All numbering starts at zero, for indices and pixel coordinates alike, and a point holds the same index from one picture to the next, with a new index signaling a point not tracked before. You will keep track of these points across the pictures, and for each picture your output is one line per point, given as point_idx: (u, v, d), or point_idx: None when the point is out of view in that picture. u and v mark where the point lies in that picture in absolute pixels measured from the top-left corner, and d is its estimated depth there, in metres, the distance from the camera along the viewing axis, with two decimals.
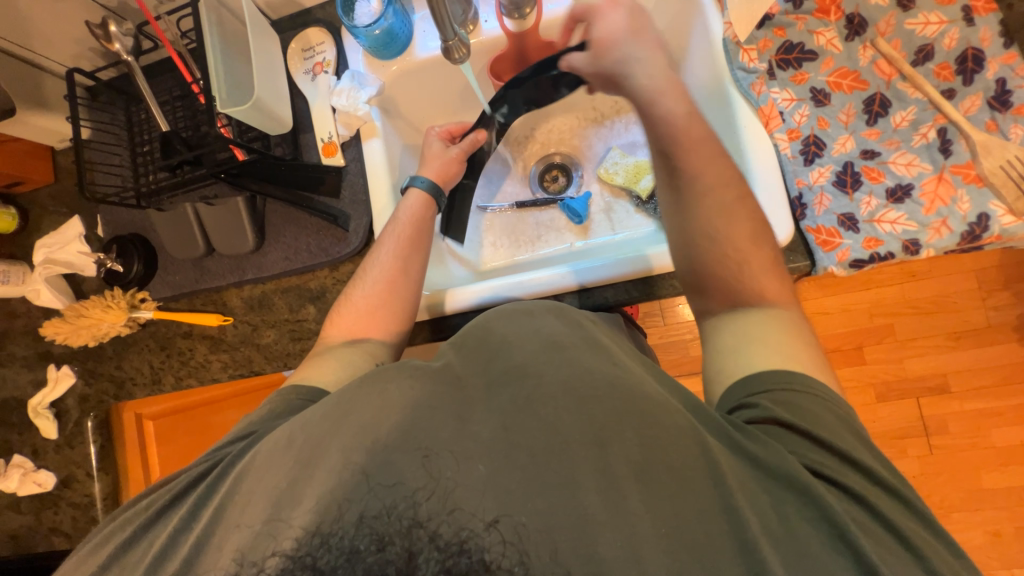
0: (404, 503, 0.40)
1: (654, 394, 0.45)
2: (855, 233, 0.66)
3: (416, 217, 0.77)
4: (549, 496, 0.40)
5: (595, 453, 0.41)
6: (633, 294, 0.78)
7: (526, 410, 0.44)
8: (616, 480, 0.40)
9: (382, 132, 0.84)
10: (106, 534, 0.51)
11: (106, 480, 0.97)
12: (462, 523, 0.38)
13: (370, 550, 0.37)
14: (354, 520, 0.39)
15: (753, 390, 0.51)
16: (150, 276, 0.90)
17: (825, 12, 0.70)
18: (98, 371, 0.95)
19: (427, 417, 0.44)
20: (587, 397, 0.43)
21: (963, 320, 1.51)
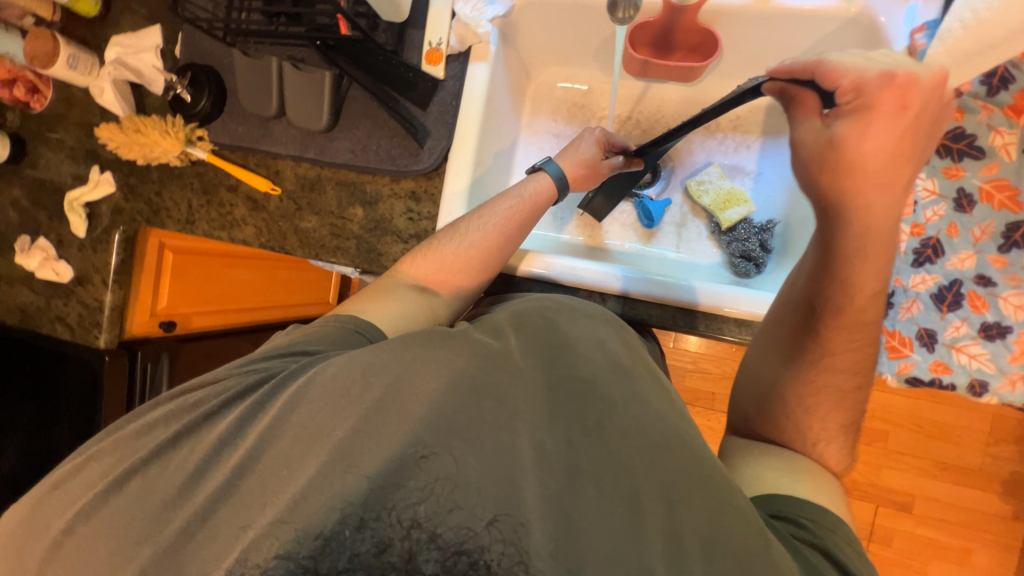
0: (403, 505, 0.42)
1: (700, 448, 0.49)
2: (927, 351, 0.63)
3: (538, 203, 0.74)
4: (609, 526, 0.42)
5: (664, 508, 0.43)
6: (675, 320, 0.75)
7: (594, 433, 0.48)
8: (682, 542, 0.42)
9: (492, 58, 0.78)
10: (150, 424, 0.54)
11: (118, 292, 0.99)
12: (467, 522, 0.41)
13: (370, 552, 0.39)
14: (364, 525, 0.41)
15: (798, 514, 0.49)
16: (213, 117, 0.87)
17: (1017, 111, 0.61)
18: (137, 191, 0.94)
19: (495, 395, 0.48)
20: (655, 442, 0.48)
21: (958, 456, 1.50)
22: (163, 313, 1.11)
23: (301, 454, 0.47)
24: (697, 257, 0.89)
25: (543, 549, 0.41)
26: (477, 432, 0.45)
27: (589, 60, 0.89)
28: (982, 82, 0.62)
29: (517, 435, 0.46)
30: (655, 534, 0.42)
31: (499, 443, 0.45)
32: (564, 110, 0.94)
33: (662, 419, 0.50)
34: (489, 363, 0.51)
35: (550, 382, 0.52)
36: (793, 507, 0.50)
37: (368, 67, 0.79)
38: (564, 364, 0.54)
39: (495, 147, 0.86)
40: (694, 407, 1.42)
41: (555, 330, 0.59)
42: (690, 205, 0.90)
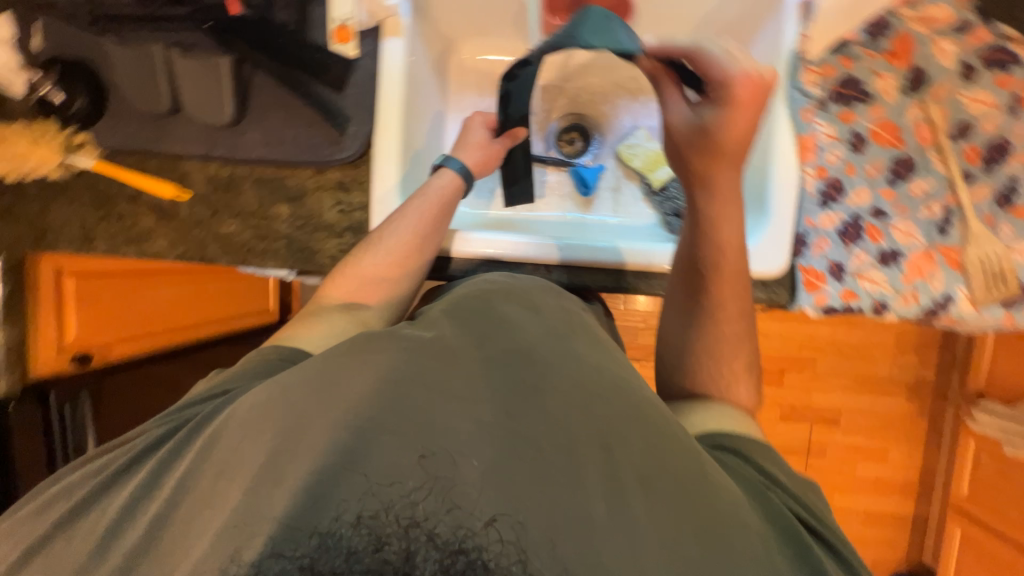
0: (401, 502, 0.35)
1: (643, 397, 0.47)
2: (838, 282, 0.69)
3: (448, 199, 0.73)
4: (552, 493, 0.38)
5: (604, 457, 0.40)
6: (618, 284, 0.78)
7: (530, 399, 0.42)
8: (623, 487, 0.39)
9: (407, 32, 0.73)
10: (65, 489, 0.49)
11: (11, 330, 0.87)
12: (462, 522, 0.35)
13: (367, 550, 0.32)
14: (352, 520, 0.34)
15: (730, 443, 0.53)
16: (96, 117, 0.76)
17: (895, 56, 0.68)
18: (15, 212, 0.82)
19: (427, 369, 0.42)
20: (594, 394, 0.44)
21: (873, 370, 1.70)
22: (75, 345, 0.99)
23: (217, 485, 0.40)
24: (634, 219, 0.91)
25: (538, 542, 0.35)
26: (398, 433, 0.38)
27: (509, 30, 0.87)
28: (866, 30, 0.68)
29: (445, 412, 0.40)
30: (664, 497, 0.40)
31: (439, 434, 0.39)
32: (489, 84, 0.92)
33: (601, 370, 0.47)
34: (424, 348, 0.45)
35: (487, 353, 0.46)
36: (727, 438, 0.53)
37: (269, 50, 0.72)
38: (498, 341, 0.48)
39: (424, 128, 0.82)
40: (649, 362, 1.51)
41: (483, 307, 0.52)
42: (623, 170, 0.93)
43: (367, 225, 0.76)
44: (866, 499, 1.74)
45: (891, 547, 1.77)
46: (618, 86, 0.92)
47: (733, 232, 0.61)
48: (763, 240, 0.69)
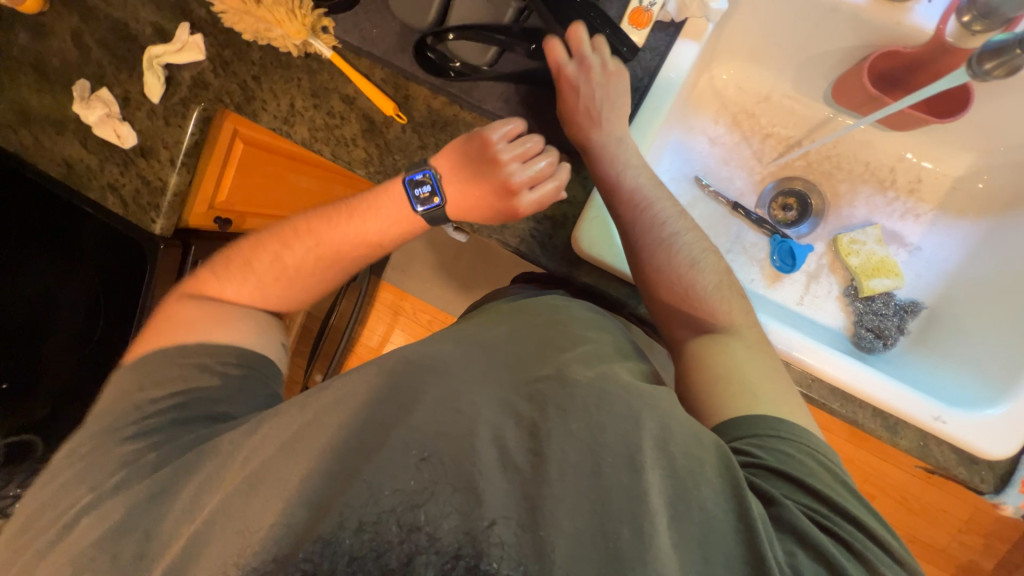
0: (402, 508, 0.42)
1: (683, 422, 0.48)
2: None
3: (382, 238, 0.67)
4: (577, 509, 0.42)
5: (627, 477, 0.43)
6: (812, 394, 0.68)
7: (560, 416, 0.46)
8: (642, 511, 0.42)
9: (705, 40, 0.68)
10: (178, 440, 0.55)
11: (184, 175, 0.87)
12: (462, 527, 0.41)
13: (370, 557, 0.40)
14: (353, 526, 0.41)
15: (746, 432, 0.52)
16: (347, 9, 0.74)
17: None
18: (232, 69, 0.80)
19: (489, 388, 0.48)
20: (618, 415, 0.46)
21: (931, 535, 1.52)
22: (219, 207, 1.00)
23: (298, 454, 0.46)
24: (821, 316, 0.81)
25: (537, 548, 0.41)
26: (415, 420, 0.46)
27: (787, 70, 0.78)
28: None
29: (481, 419, 0.45)
30: (611, 506, 0.42)
31: (444, 416, 0.46)
32: (731, 112, 0.83)
33: (642, 400, 0.48)
34: (461, 351, 0.52)
35: (505, 369, 0.51)
36: (744, 428, 0.53)
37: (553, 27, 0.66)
38: (513, 371, 0.51)
39: (657, 141, 0.77)
40: None
41: (494, 324, 0.59)
42: (830, 259, 0.82)
43: (571, 222, 0.71)
44: None
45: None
46: (866, 171, 0.81)
47: (885, 391, 0.64)
48: (1004, 417, 0.63)
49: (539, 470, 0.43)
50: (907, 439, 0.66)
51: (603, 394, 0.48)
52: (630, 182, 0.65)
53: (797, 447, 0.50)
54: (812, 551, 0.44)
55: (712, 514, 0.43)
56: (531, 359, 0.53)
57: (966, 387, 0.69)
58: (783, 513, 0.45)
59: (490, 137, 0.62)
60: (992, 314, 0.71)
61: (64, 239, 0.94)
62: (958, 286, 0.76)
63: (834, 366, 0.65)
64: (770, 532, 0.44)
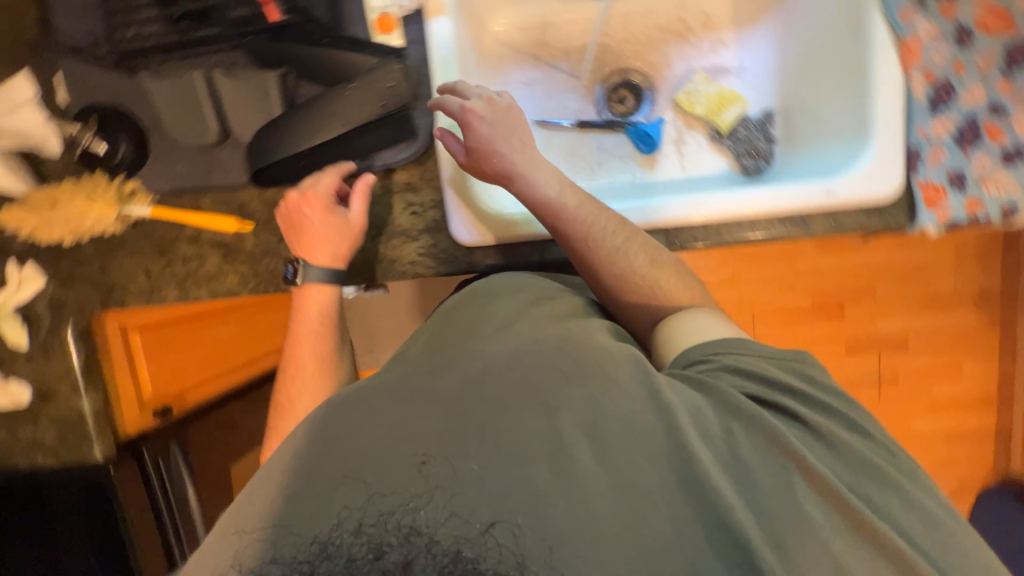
0: (402, 509, 0.42)
1: (597, 349, 0.55)
2: (960, 193, 0.65)
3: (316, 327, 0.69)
4: (502, 469, 0.44)
5: (542, 417, 0.47)
6: (722, 237, 0.70)
7: (470, 389, 0.49)
8: (565, 445, 0.46)
9: (450, 10, 0.67)
10: None
11: (96, 394, 0.85)
12: (462, 530, 0.41)
13: (367, 558, 0.38)
14: (356, 528, 0.41)
15: (703, 354, 0.59)
16: (140, 163, 0.72)
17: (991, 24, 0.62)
18: (78, 275, 0.80)
19: (406, 387, 0.51)
20: (530, 365, 0.52)
21: (930, 288, 1.68)
22: (153, 400, 0.97)
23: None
24: (704, 168, 0.85)
25: (466, 516, 0.41)
26: (330, 443, 0.46)
27: None
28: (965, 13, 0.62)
29: (403, 421, 0.47)
30: (603, 450, 0.47)
31: (352, 436, 0.46)
32: (528, 53, 0.87)
33: (558, 347, 0.55)
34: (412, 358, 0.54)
35: (447, 356, 0.55)
36: (702, 349, 0.60)
37: (319, 74, 0.67)
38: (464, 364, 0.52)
39: None
40: None
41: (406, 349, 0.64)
42: (683, 119, 0.87)
43: (444, 222, 0.72)
44: (943, 417, 1.77)
45: (975, 459, 1.79)
46: (663, 31, 0.86)
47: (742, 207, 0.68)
48: (877, 159, 0.65)
49: (524, 448, 0.45)
50: (820, 226, 0.68)
51: (562, 352, 0.55)
52: (539, 196, 0.64)
53: (744, 354, 0.57)
54: (750, 424, 0.50)
55: (695, 429, 0.49)
56: (447, 347, 0.58)
57: (834, 155, 0.71)
58: (725, 398, 0.51)
59: (297, 196, 0.67)
60: (826, 78, 0.73)
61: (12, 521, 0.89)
62: (788, 79, 0.81)
63: (716, 207, 0.68)
64: (707, 415, 0.50)
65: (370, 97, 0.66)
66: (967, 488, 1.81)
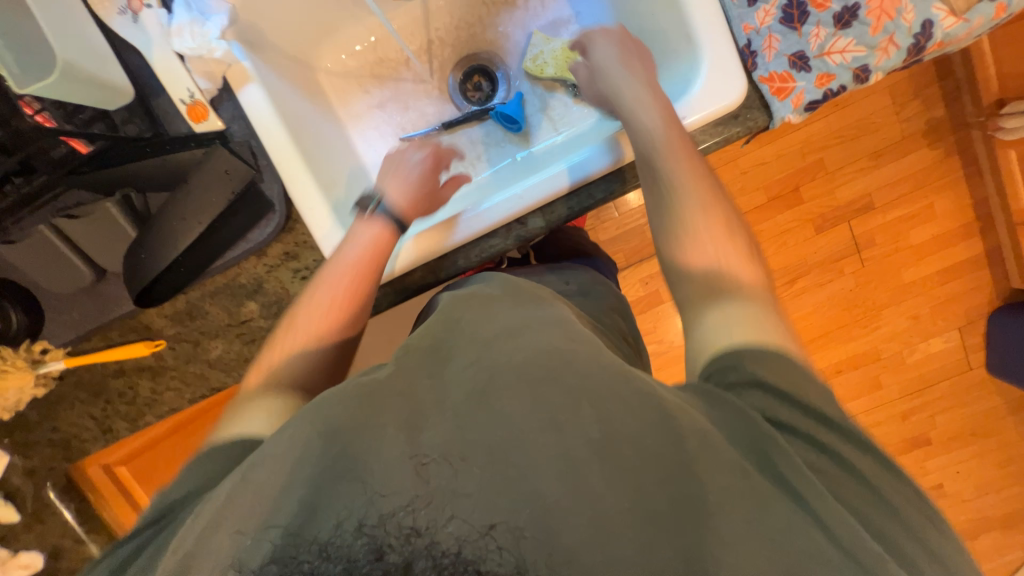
0: (401, 511, 0.38)
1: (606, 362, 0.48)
2: (807, 72, 0.62)
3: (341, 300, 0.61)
4: (507, 493, 0.39)
5: (552, 437, 0.41)
6: (597, 196, 0.69)
7: (479, 406, 0.43)
8: (574, 463, 0.40)
9: (257, 74, 0.66)
10: None
11: (100, 538, 0.92)
12: (464, 533, 0.37)
13: (367, 560, 0.35)
14: (354, 527, 0.37)
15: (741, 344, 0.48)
16: (38, 322, 0.73)
17: None
18: (33, 440, 0.82)
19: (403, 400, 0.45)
20: (541, 378, 0.44)
21: (879, 142, 1.61)
22: None
23: None
24: (578, 125, 0.82)
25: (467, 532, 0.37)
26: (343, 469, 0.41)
27: (358, 11, 0.80)
28: None
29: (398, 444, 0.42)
30: (653, 463, 0.41)
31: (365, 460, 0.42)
32: (369, 75, 0.85)
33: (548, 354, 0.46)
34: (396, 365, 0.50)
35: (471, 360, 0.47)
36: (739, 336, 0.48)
37: (159, 181, 0.67)
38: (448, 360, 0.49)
39: (338, 154, 0.77)
40: None
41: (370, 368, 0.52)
42: (541, 85, 0.85)
43: None
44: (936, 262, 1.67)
45: (976, 289, 1.68)
46: (490, 6, 0.84)
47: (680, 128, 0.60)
48: (713, 68, 0.62)
49: (527, 452, 0.41)
50: None
51: (601, 362, 0.47)
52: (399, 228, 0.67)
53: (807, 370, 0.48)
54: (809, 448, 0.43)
55: (754, 461, 0.42)
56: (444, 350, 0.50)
57: (678, 73, 0.68)
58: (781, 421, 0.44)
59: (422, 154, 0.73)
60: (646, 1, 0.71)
61: None
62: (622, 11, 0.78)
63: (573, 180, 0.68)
64: (757, 433, 0.43)
65: (212, 186, 0.66)
66: (972, 318, 1.70)
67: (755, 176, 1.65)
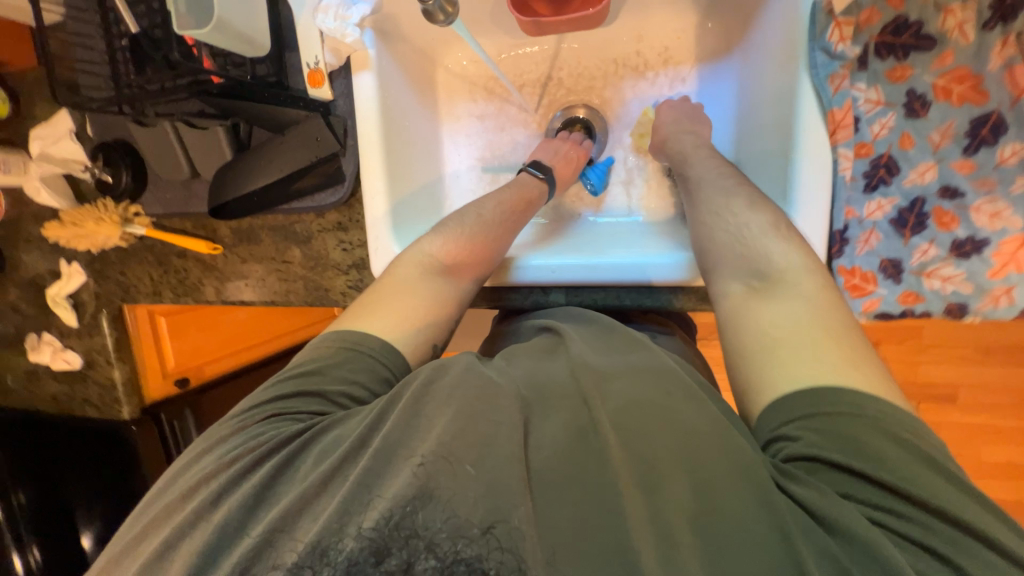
0: (402, 512, 0.39)
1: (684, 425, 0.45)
2: (895, 284, 0.56)
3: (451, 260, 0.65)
4: (548, 498, 0.40)
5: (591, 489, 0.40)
6: (625, 301, 0.70)
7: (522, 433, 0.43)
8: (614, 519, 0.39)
9: (375, 62, 0.71)
10: None
11: (124, 366, 1.05)
12: (462, 530, 0.38)
13: (370, 561, 0.38)
14: (371, 527, 0.39)
15: (805, 411, 0.43)
16: (139, 191, 0.86)
17: (948, 92, 0.53)
18: (105, 274, 0.98)
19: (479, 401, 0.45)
20: (627, 424, 0.44)
21: (1005, 337, 1.22)
22: (175, 370, 1.18)
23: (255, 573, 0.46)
24: (652, 214, 0.80)
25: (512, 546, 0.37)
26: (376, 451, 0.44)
27: (493, 28, 0.82)
28: (905, 91, 0.54)
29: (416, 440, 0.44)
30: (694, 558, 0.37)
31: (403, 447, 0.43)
32: (481, 85, 0.86)
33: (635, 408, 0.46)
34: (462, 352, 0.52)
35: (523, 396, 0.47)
36: (794, 402, 0.43)
37: (263, 122, 0.75)
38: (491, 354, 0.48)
39: (420, 150, 0.82)
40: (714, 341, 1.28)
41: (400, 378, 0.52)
42: (636, 156, 0.83)
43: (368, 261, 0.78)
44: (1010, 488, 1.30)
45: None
46: (619, 65, 0.81)
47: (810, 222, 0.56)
48: (797, 237, 0.56)
49: (562, 477, 0.41)
50: None
51: (682, 425, 0.44)
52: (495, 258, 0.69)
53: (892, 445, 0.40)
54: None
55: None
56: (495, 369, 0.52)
57: None
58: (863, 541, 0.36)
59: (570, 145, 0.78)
60: (767, 131, 0.65)
61: (67, 451, 1.15)
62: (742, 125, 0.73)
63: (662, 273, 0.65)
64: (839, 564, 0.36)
65: (302, 147, 0.74)
66: None
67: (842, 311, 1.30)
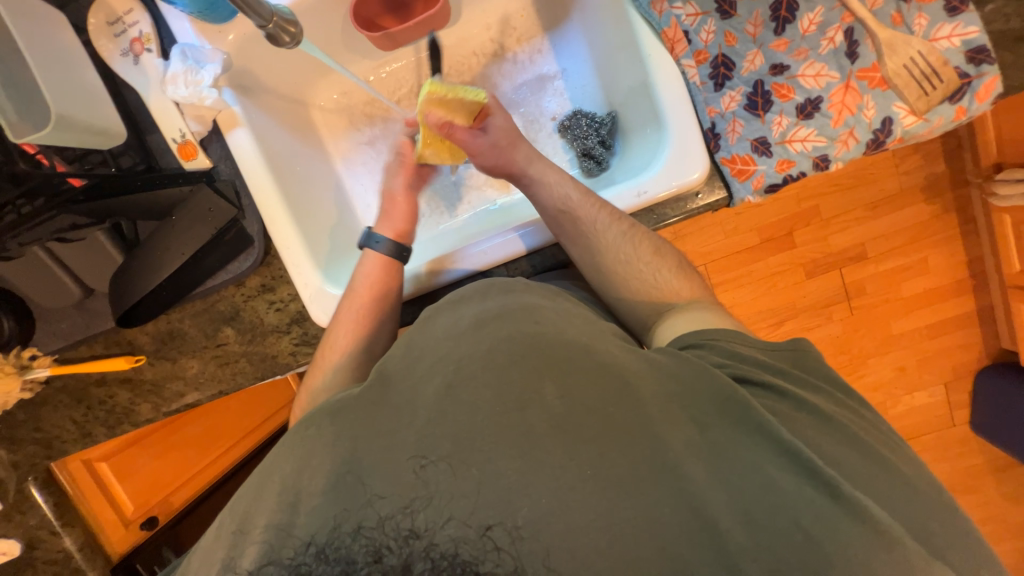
0: (400, 513, 0.35)
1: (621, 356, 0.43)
2: (768, 157, 0.64)
3: (376, 288, 0.66)
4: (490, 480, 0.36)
5: (517, 422, 0.38)
6: (561, 257, 0.72)
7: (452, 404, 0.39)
8: (539, 441, 0.37)
9: (245, 119, 0.71)
10: None
11: (75, 532, 0.94)
12: (461, 534, 0.34)
13: (366, 561, 0.32)
14: (353, 530, 0.34)
15: (697, 339, 0.51)
16: (29, 331, 0.77)
17: None
18: (17, 438, 0.86)
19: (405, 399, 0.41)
20: (506, 367, 0.40)
21: (880, 189, 1.41)
22: (136, 513, 1.09)
23: None
24: None
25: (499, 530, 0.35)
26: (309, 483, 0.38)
27: (351, 56, 0.84)
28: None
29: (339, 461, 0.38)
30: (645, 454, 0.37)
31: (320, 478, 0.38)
32: (360, 114, 0.88)
33: (567, 333, 0.44)
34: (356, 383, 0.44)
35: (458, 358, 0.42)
36: (691, 334, 0.52)
37: (146, 213, 0.71)
38: (425, 331, 0.46)
39: (321, 189, 0.81)
40: None
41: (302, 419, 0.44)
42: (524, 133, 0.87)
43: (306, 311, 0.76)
44: (935, 312, 1.48)
45: (966, 346, 1.50)
46: (479, 56, 0.87)
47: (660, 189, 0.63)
48: (680, 141, 0.63)
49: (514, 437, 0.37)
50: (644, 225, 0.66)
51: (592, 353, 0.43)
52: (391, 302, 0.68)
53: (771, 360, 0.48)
54: (771, 440, 0.39)
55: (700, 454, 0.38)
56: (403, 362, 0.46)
57: (646, 145, 0.69)
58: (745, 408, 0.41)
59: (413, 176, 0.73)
60: (621, 67, 0.73)
61: None
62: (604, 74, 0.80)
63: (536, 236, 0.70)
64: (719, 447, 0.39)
65: (195, 222, 0.69)
66: (959, 374, 1.51)
67: (751, 216, 1.45)
